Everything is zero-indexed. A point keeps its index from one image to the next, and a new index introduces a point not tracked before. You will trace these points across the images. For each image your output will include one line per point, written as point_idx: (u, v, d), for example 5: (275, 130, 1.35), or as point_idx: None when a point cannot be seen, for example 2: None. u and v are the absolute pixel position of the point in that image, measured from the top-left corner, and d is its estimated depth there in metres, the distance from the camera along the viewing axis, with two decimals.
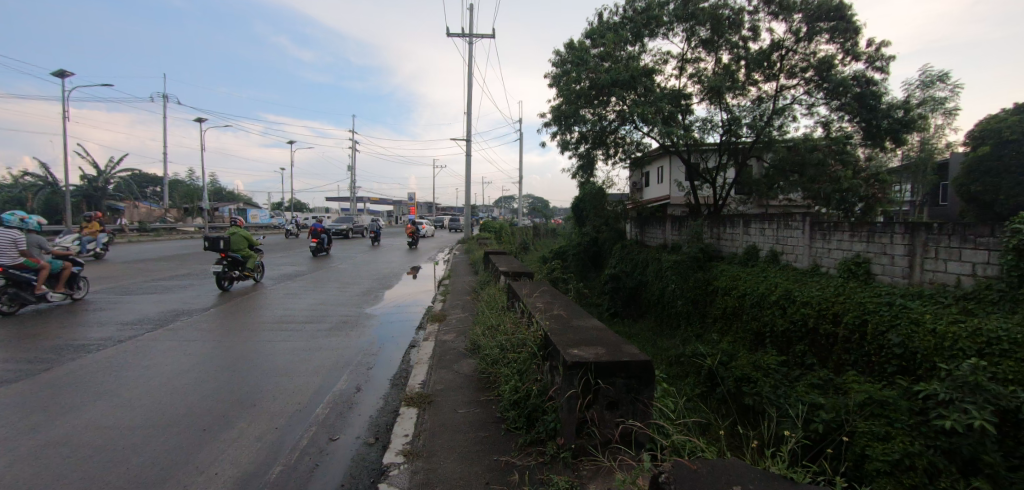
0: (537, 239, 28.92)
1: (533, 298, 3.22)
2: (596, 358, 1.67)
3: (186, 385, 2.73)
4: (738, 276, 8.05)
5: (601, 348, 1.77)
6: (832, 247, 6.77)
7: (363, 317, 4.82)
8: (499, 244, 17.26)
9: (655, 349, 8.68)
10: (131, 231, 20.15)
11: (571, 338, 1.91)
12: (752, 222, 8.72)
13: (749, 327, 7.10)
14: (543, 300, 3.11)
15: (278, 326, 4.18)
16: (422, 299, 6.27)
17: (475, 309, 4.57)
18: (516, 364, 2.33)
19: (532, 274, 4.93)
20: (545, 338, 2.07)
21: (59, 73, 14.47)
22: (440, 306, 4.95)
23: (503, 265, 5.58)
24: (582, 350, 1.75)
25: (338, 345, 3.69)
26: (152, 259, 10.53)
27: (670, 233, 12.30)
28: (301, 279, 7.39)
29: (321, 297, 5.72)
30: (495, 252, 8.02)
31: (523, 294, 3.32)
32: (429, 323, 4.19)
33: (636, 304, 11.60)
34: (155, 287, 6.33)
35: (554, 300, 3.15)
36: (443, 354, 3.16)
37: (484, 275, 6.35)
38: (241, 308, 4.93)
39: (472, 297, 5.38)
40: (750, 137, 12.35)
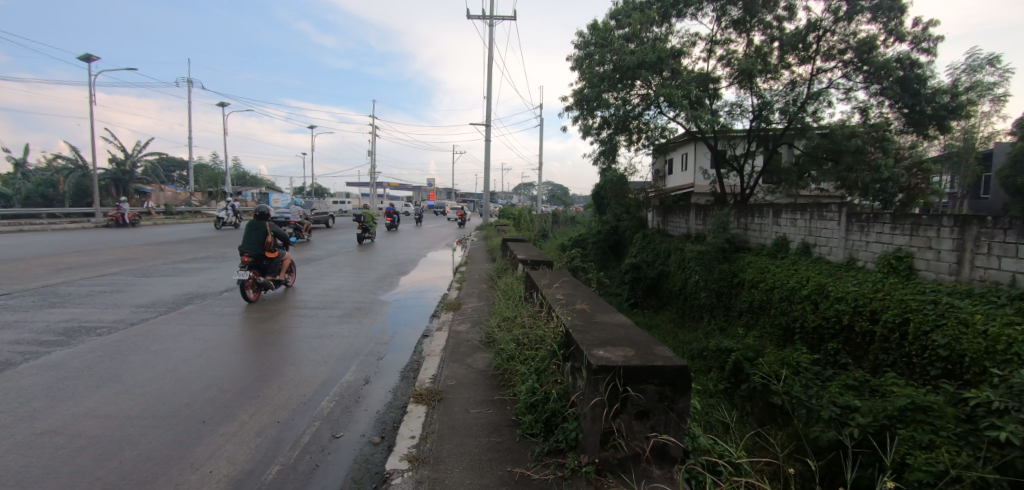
0: (556, 227, 28.61)
1: (553, 288, 3.04)
2: (626, 362, 1.49)
3: (190, 373, 2.65)
4: (767, 269, 7.70)
5: (630, 350, 1.58)
6: (870, 239, 6.38)
7: (377, 304, 4.71)
8: (517, 231, 17.09)
9: (677, 342, 8.43)
10: (159, 215, 20.67)
11: (595, 337, 1.72)
12: (783, 212, 8.32)
13: (778, 322, 6.79)
14: (563, 292, 2.92)
15: (289, 313, 4.10)
16: (438, 285, 6.14)
17: (491, 298, 4.41)
18: (533, 363, 2.15)
19: (551, 262, 4.74)
20: (567, 335, 1.88)
21: (86, 57, 14.70)
22: (456, 294, 4.82)
23: (521, 252, 5.39)
24: (608, 351, 1.56)
25: (350, 333, 3.58)
26: (177, 241, 10.72)
27: (694, 222, 11.92)
28: (319, 263, 7.36)
29: (337, 282, 5.65)
30: (514, 239, 7.86)
31: (543, 285, 3.13)
32: (444, 312, 4.04)
33: (657, 294, 11.32)
34: (176, 269, 6.38)
35: (576, 292, 2.96)
36: (457, 346, 3.01)
37: (502, 263, 6.18)
38: (256, 293, 4.89)
39: (489, 285, 5.23)
40: (781, 123, 11.79)
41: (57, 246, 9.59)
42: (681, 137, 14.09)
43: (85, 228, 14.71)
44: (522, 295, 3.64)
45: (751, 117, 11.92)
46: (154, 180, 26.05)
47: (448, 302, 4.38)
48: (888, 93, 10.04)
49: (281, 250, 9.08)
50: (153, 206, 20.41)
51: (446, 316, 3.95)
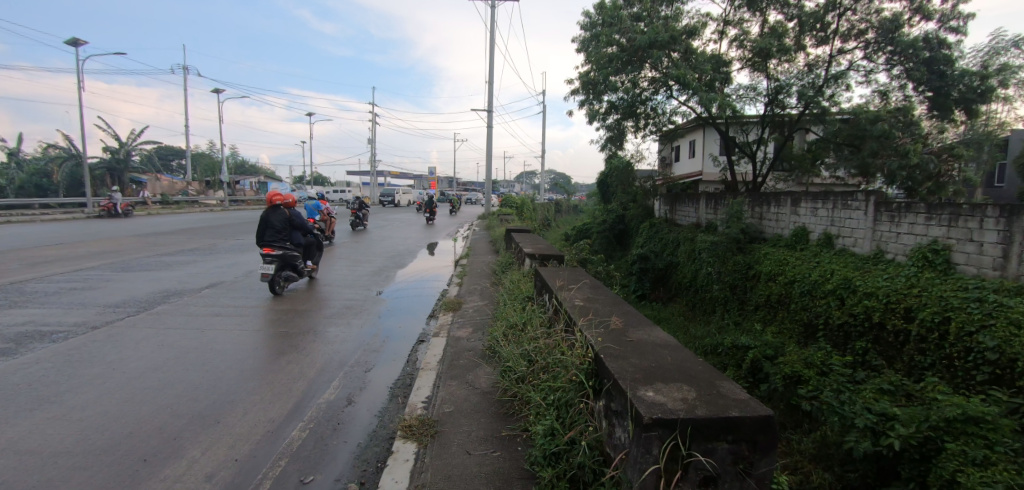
0: (559, 216, 28.05)
1: (570, 291, 2.68)
2: (689, 410, 1.30)
3: (145, 390, 2.29)
4: (786, 261, 7.27)
5: (687, 391, 1.41)
6: (901, 230, 5.94)
7: (371, 301, 4.30)
8: (520, 220, 16.64)
9: (689, 337, 8.04)
10: (155, 204, 20.34)
11: (638, 372, 1.50)
12: (803, 200, 7.86)
13: (799, 318, 6.39)
14: (582, 296, 2.58)
15: (271, 313, 3.70)
16: (439, 278, 5.76)
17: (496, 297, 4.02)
18: (551, 393, 1.79)
19: (561, 256, 4.33)
20: (599, 363, 1.62)
21: (72, 41, 14.15)
22: (456, 292, 4.42)
23: (527, 245, 4.98)
24: (660, 393, 1.38)
25: (336, 337, 3.18)
26: (168, 232, 10.33)
27: (704, 211, 11.47)
28: (311, 255, 6.97)
29: (329, 277, 5.26)
30: (518, 229, 7.44)
31: (556, 288, 2.76)
32: (443, 313, 3.65)
33: (666, 287, 10.90)
34: (157, 262, 5.99)
35: (597, 296, 2.61)
36: (456, 358, 2.62)
37: (507, 256, 5.78)
38: (240, 290, 4.50)
39: (493, 280, 4.84)
40: (797, 108, 11.26)
41: (42, 237, 9.24)
42: (690, 122, 13.54)
43: (76, 218, 14.34)
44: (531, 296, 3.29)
45: (765, 102, 11.44)
46: (150, 168, 25.68)
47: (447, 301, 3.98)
48: (913, 74, 9.48)
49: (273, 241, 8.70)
50: (149, 196, 20.09)
51: (445, 318, 3.55)
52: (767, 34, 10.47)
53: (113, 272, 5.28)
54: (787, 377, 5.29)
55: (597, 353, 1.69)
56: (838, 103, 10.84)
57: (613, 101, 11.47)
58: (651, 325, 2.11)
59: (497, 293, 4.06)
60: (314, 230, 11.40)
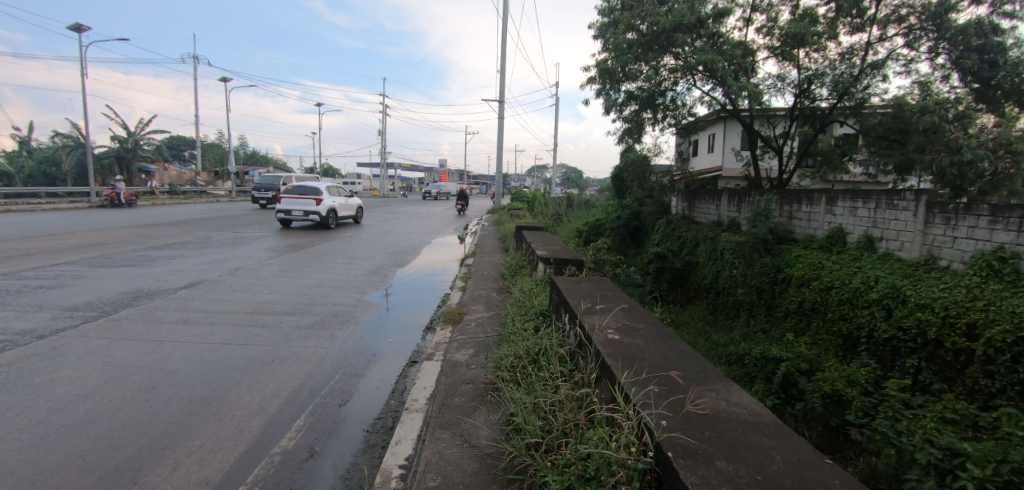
0: (570, 211, 27.47)
1: (601, 317, 2.24)
2: None
3: (64, 426, 1.84)
4: (821, 265, 6.66)
5: None
6: (959, 235, 5.31)
7: (362, 307, 3.85)
8: (531, 215, 16.10)
9: (711, 344, 7.48)
10: (162, 194, 20.17)
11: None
12: (839, 199, 7.22)
13: (836, 328, 5.82)
14: (616, 325, 2.15)
15: (246, 321, 3.25)
16: (442, 280, 5.31)
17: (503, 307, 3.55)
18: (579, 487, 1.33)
19: (579, 262, 3.81)
20: (670, 469, 1.21)
21: (76, 26, 13.81)
22: (458, 299, 3.94)
23: (540, 246, 4.49)
24: None
25: (314, 352, 2.71)
26: (167, 223, 10.00)
27: (726, 208, 10.82)
28: (308, 250, 6.55)
29: (322, 277, 4.81)
30: (530, 226, 6.95)
31: (582, 310, 2.29)
32: (441, 328, 3.17)
33: (685, 289, 10.34)
34: (143, 257, 5.61)
35: (635, 326, 2.18)
36: (452, 395, 2.14)
37: (517, 256, 5.29)
38: (220, 291, 4.06)
39: (501, 286, 4.36)
40: (829, 100, 10.58)
41: (37, 227, 8.94)
42: (711, 114, 12.86)
43: (80, 207, 14.13)
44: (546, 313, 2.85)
45: (793, 93, 10.79)
46: (159, 157, 25.60)
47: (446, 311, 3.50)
48: (961, 62, 8.70)
49: (272, 234, 8.30)
50: (156, 186, 19.94)
51: (442, 333, 3.07)
52: (799, 19, 9.73)
53: (90, 269, 4.85)
54: (828, 396, 4.74)
55: (661, 449, 1.28)
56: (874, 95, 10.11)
57: (631, 91, 10.89)
58: (723, 384, 1.70)
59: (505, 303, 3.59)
60: (318, 223, 11.05)
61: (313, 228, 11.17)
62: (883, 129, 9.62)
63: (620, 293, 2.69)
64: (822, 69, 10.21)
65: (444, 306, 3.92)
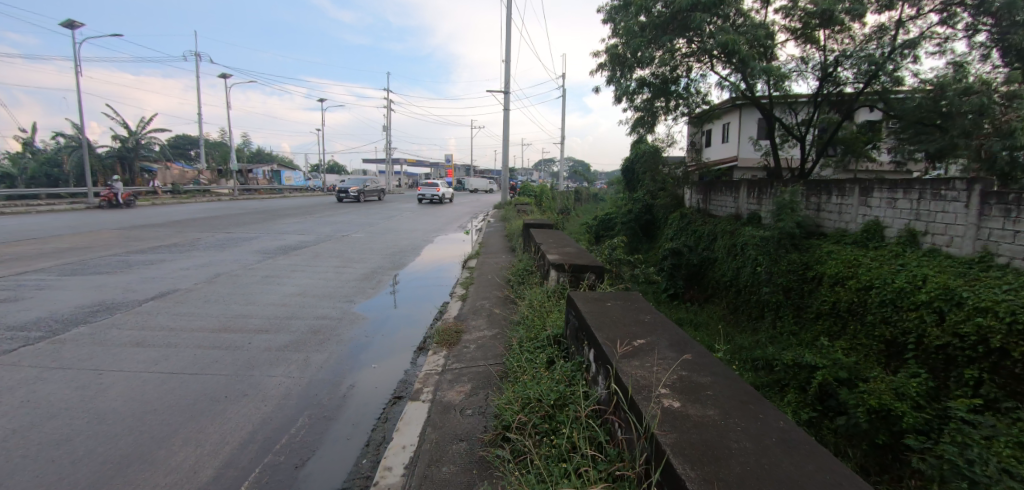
0: (577, 205, 26.80)
1: (647, 366, 1.69)
2: None
3: None
4: (857, 262, 6.09)
5: None
6: (1021, 229, 4.69)
7: (349, 321, 3.38)
8: (538, 210, 15.61)
9: (734, 347, 6.97)
10: (164, 194, 19.97)
11: None
12: (876, 189, 6.63)
13: (877, 333, 5.26)
14: (673, 382, 1.59)
15: (212, 341, 2.81)
16: (443, 286, 4.83)
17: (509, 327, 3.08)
18: None
19: (600, 270, 3.33)
20: None
21: (69, 23, 13.46)
22: (457, 312, 3.49)
23: (550, 248, 4.00)
24: None
25: (281, 385, 2.27)
26: (159, 224, 9.63)
27: (745, 200, 10.23)
28: (299, 252, 6.10)
29: (310, 283, 4.37)
30: (538, 224, 6.45)
31: (619, 357, 1.73)
32: (434, 352, 2.71)
33: (702, 287, 9.77)
34: (120, 262, 5.20)
35: (697, 383, 1.59)
36: (440, 460, 1.67)
37: (524, 259, 4.82)
38: (191, 302, 3.63)
39: (507, 295, 3.89)
40: (855, 84, 9.90)
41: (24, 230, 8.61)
42: (727, 101, 12.20)
43: (76, 209, 13.87)
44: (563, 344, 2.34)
45: (816, 77, 10.14)
46: (163, 157, 25.48)
47: (443, 328, 3.03)
48: (1006, 39, 8.00)
49: (266, 234, 7.89)
50: (158, 186, 19.76)
51: (435, 359, 2.61)
52: None
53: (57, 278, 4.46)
54: (873, 411, 4.21)
55: None
56: (904, 80, 9.42)
57: (643, 78, 10.33)
58: None
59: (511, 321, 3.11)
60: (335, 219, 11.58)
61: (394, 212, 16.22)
62: (919, 112, 8.93)
63: (661, 322, 2.15)
64: (850, 50, 9.48)
65: (441, 319, 3.45)
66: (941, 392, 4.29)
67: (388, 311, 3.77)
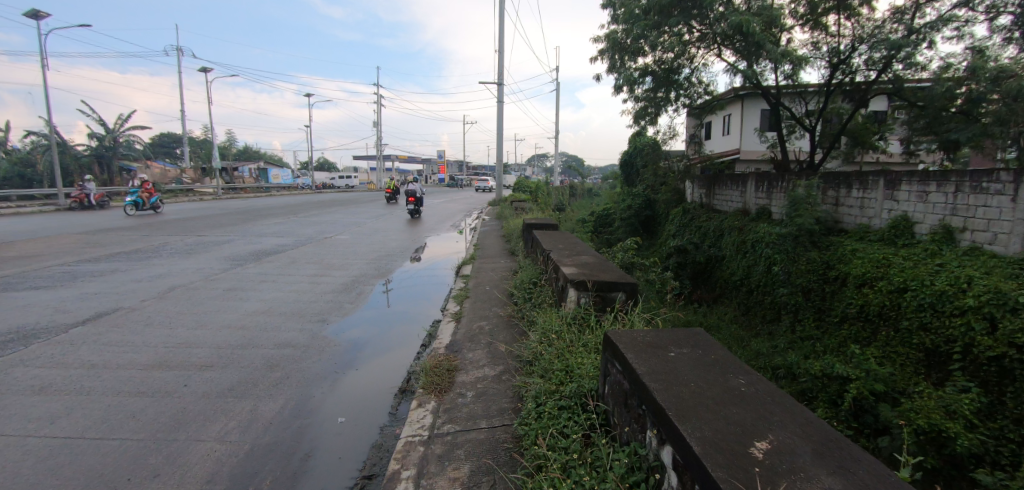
0: (572, 201, 26.25)
1: None
2: None
3: None
4: (887, 262, 5.58)
5: None
6: None
7: (316, 351, 2.78)
8: (535, 206, 15.04)
9: (750, 353, 6.43)
10: (145, 194, 19.25)
11: None
12: (904, 182, 6.13)
13: (914, 340, 4.72)
14: None
15: (133, 385, 2.20)
16: (431, 299, 4.24)
17: (517, 365, 2.51)
18: None
19: (633, 286, 2.79)
20: None
21: (33, 14, 12.63)
22: (451, 341, 2.92)
23: (562, 258, 3.45)
24: None
25: (210, 462, 1.69)
26: (128, 227, 8.96)
27: (752, 193, 9.73)
28: (274, 258, 5.49)
29: (280, 298, 3.77)
30: (540, 224, 5.87)
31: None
32: (419, 402, 2.15)
33: (710, 286, 9.26)
34: (65, 274, 4.56)
35: None
36: None
37: (528, 267, 4.25)
38: (127, 326, 3.02)
39: (511, 316, 3.33)
40: (868, 72, 9.39)
41: None
42: (730, 92, 11.69)
43: (44, 211, 13.13)
44: (600, 412, 1.76)
45: (826, 65, 9.63)
46: (143, 155, 24.62)
47: (431, 367, 2.45)
48: None
49: (240, 238, 7.25)
50: (138, 186, 19.05)
51: (419, 418, 2.03)
52: None
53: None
54: (921, 431, 3.24)
55: None
56: (922, 66, 8.74)
57: (646, 66, 9.81)
58: None
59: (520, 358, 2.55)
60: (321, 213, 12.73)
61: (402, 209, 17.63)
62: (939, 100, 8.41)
63: (770, 393, 1.48)
64: (862, 35, 8.98)
65: (430, 350, 2.87)
66: (997, 409, 3.31)
67: (365, 335, 3.18)
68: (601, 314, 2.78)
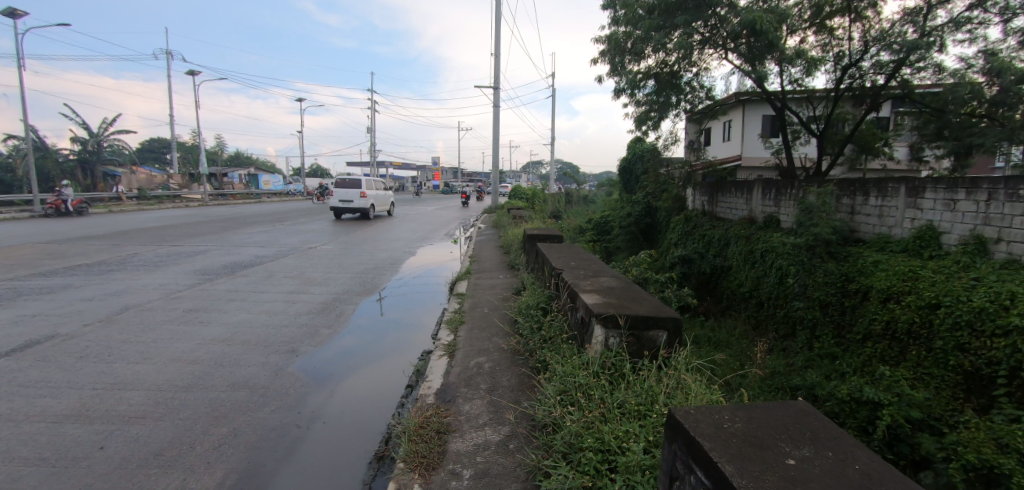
0: (568, 207, 25.93)
1: None
2: None
3: None
4: (914, 274, 5.08)
5: None
6: None
7: (277, 395, 2.37)
8: (531, 213, 14.64)
9: (765, 370, 5.92)
10: (128, 200, 18.64)
11: None
12: (928, 190, 5.76)
13: (947, 361, 4.06)
14: None
15: (32, 450, 1.77)
16: (419, 325, 3.81)
17: (525, 425, 2.09)
18: None
19: (680, 323, 2.35)
20: None
21: (9, 12, 12.13)
22: (440, 385, 2.50)
23: (578, 281, 3.03)
24: None
25: None
26: (100, 235, 8.43)
27: (758, 200, 9.36)
28: (250, 271, 5.03)
29: (247, 320, 3.36)
30: (543, 235, 5.44)
31: None
32: (395, 477, 1.74)
33: (716, 298, 8.85)
34: (9, 290, 4.08)
35: None
36: None
37: (533, 288, 3.84)
38: (55, 358, 2.57)
39: (515, 352, 2.91)
40: (876, 77, 9.11)
41: None
42: (733, 96, 11.38)
43: (16, 217, 12.57)
44: None
45: (833, 69, 9.32)
46: (129, 160, 24.00)
47: (416, 428, 2.03)
48: None
49: (217, 247, 6.76)
50: (122, 191, 18.45)
51: None
52: None
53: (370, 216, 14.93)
54: (969, 467, 2.58)
55: None
56: (946, 67, 8.41)
57: (647, 70, 9.47)
58: None
59: (529, 416, 2.14)
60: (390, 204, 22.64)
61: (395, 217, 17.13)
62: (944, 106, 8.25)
63: None
64: (871, 39, 8.64)
65: (416, 397, 2.44)
66: None
67: (340, 372, 2.77)
68: (634, 359, 2.34)
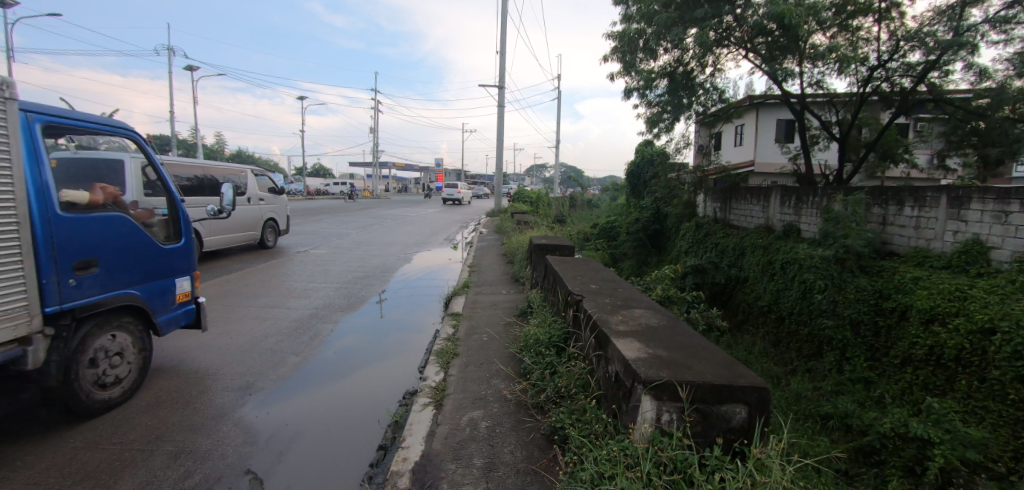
0: (572, 210, 25.46)
1: None
2: None
3: None
4: (960, 293, 4.52)
5: None
6: None
7: (211, 466, 2.02)
8: (536, 218, 14.13)
9: (789, 394, 5.39)
10: None
11: None
12: (974, 201, 5.24)
13: (1005, 395, 3.03)
14: None
15: None
16: (405, 358, 3.39)
17: None
18: None
19: (766, 391, 1.81)
20: None
21: None
22: (421, 458, 2.03)
23: (607, 316, 2.56)
24: None
25: None
26: None
27: (775, 207, 8.87)
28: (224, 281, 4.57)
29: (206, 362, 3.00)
30: (553, 246, 4.95)
31: None
32: None
33: (730, 311, 8.35)
34: None
35: None
36: None
37: (545, 316, 3.38)
38: None
39: (525, 409, 2.46)
40: (901, 80, 8.60)
41: None
42: (747, 100, 10.91)
43: None
44: None
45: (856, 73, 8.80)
46: None
47: None
48: None
49: None
50: None
51: None
52: None
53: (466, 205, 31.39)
54: None
55: None
56: (987, 73, 7.70)
57: (661, 69, 8.99)
58: None
59: None
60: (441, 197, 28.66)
61: (394, 219, 16.60)
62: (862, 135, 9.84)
63: None
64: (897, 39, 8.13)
65: (387, 474, 2.00)
66: None
67: (299, 428, 2.39)
68: (701, 447, 1.81)
